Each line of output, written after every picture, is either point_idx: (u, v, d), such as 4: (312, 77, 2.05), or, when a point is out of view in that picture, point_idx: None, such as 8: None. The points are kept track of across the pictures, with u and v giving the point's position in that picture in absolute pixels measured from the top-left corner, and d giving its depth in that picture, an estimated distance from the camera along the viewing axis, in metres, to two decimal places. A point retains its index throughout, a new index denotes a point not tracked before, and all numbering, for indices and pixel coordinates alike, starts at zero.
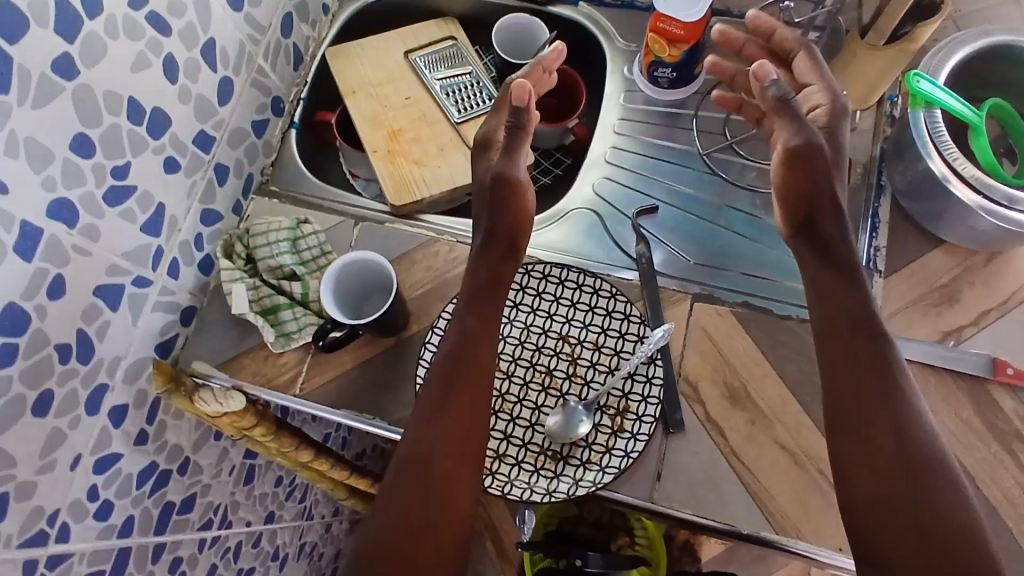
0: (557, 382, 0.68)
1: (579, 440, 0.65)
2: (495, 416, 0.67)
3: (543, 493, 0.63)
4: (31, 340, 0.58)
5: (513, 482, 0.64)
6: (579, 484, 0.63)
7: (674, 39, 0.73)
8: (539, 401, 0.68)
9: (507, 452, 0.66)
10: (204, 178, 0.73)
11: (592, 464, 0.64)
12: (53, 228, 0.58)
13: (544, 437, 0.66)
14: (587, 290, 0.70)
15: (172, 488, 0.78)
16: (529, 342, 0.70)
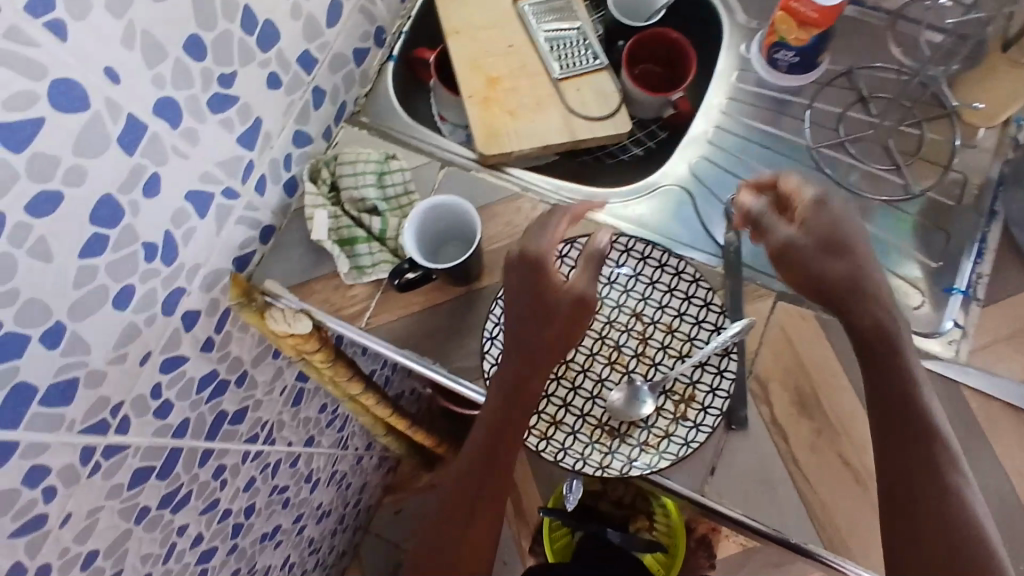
0: (625, 359, 0.67)
1: (640, 420, 0.64)
2: (556, 382, 0.67)
3: (596, 467, 0.62)
4: (121, 233, 0.59)
5: (566, 451, 0.64)
6: (633, 465, 0.62)
7: (804, 22, 0.69)
8: (603, 374, 0.67)
9: (563, 420, 0.66)
10: (301, 99, 0.73)
11: (650, 447, 0.63)
12: (156, 125, 0.58)
13: (604, 411, 0.65)
14: (669, 271, 0.68)
15: (227, 398, 0.80)
16: (601, 313, 0.69)
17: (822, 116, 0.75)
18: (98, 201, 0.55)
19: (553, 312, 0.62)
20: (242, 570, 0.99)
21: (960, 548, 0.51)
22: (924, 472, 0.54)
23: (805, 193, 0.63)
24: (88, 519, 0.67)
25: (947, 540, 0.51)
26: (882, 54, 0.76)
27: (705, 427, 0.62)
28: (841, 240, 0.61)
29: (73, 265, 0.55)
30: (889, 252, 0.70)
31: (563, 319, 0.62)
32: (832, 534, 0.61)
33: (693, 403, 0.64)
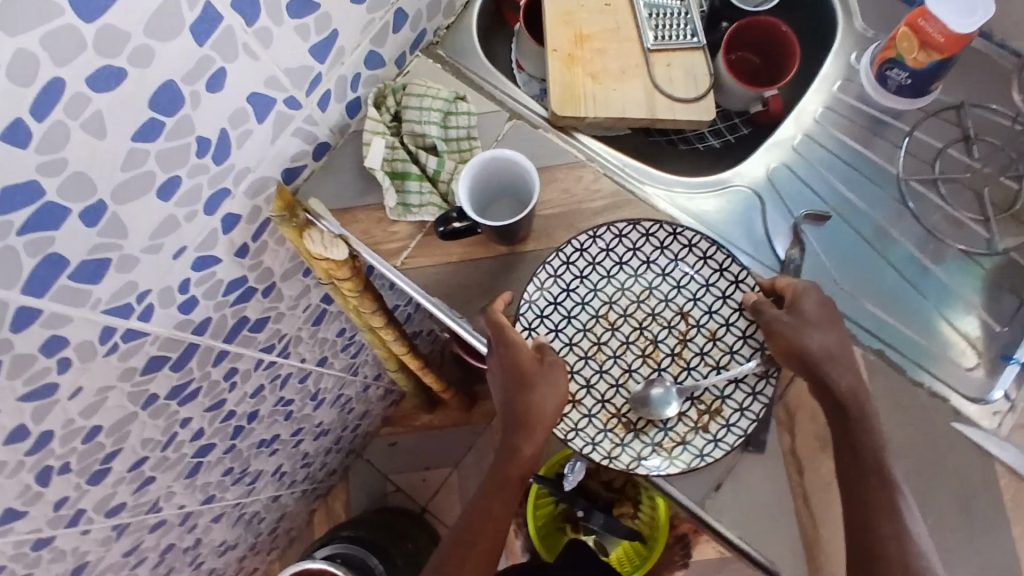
0: (658, 354, 0.65)
1: (660, 421, 0.62)
2: (584, 361, 0.65)
3: (604, 456, 0.62)
4: (177, 124, 0.57)
5: (577, 432, 0.62)
6: (640, 463, 0.61)
7: (927, 43, 0.64)
8: (633, 365, 0.65)
9: (582, 400, 0.64)
10: (382, 20, 0.69)
11: (661, 450, 0.61)
12: (232, 20, 0.55)
13: (625, 402, 0.64)
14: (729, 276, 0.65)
15: (251, 306, 0.80)
16: (646, 304, 0.66)
17: (920, 147, 0.70)
18: (160, 85, 0.54)
19: (528, 374, 0.61)
20: (235, 469, 1.01)
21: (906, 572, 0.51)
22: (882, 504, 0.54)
23: (796, 288, 0.61)
24: (98, 396, 0.68)
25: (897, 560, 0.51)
26: (1002, 95, 0.71)
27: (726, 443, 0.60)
28: (814, 312, 0.59)
29: (125, 146, 0.54)
30: (954, 304, 0.66)
31: (536, 387, 0.60)
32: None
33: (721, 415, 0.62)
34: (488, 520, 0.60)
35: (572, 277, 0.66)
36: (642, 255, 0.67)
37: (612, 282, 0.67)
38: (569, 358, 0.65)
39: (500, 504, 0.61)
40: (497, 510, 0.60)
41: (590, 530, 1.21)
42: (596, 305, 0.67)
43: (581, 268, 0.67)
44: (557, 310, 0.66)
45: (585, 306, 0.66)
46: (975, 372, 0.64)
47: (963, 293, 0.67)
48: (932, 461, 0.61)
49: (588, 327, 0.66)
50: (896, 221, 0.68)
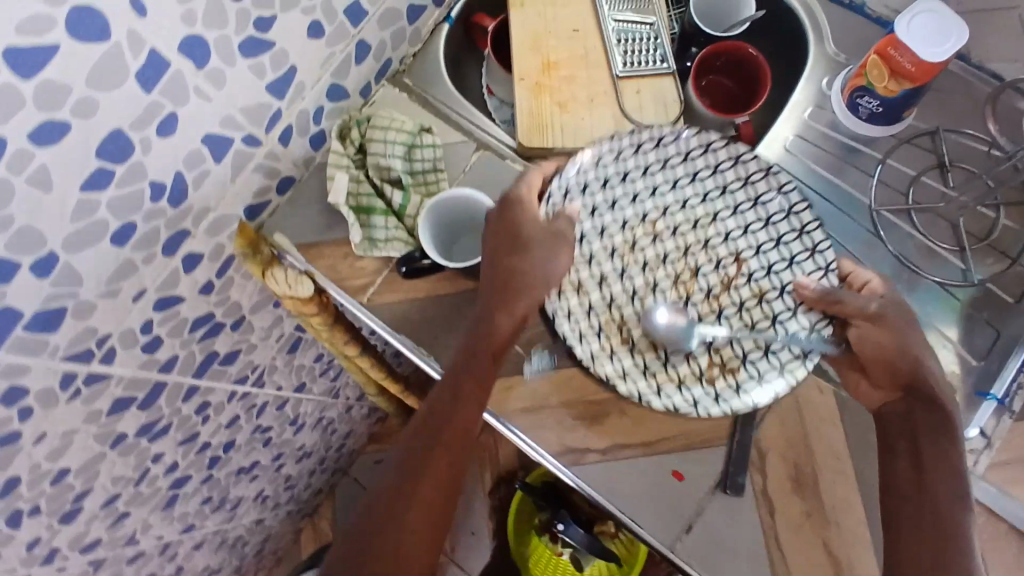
0: (694, 286, 0.64)
1: (663, 350, 0.62)
2: (614, 258, 0.66)
3: (585, 350, 0.63)
4: (129, 171, 0.56)
5: (567, 313, 0.64)
6: (619, 374, 0.62)
7: (897, 72, 0.62)
8: (659, 281, 0.65)
9: (588, 290, 0.65)
10: (343, 52, 0.68)
11: (649, 377, 0.62)
12: (181, 64, 0.54)
13: (631, 310, 0.64)
14: (804, 241, 0.63)
15: (221, 340, 0.79)
16: (704, 230, 0.65)
17: (893, 175, 0.69)
18: (108, 134, 0.52)
19: (529, 245, 0.63)
20: (214, 498, 1.00)
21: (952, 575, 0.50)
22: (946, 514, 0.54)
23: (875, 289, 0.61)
24: (62, 440, 0.67)
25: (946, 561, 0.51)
26: (979, 120, 0.69)
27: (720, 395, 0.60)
28: (915, 332, 0.59)
29: (73, 196, 0.53)
30: (928, 338, 0.65)
31: (536, 253, 0.63)
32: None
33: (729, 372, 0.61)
34: (462, 421, 0.59)
35: (637, 167, 0.67)
36: (724, 180, 0.65)
37: (676, 191, 0.66)
38: (598, 248, 0.66)
39: (481, 380, 0.61)
40: (475, 378, 0.60)
41: (567, 543, 1.16)
42: (648, 208, 0.66)
43: (649, 163, 0.67)
44: (605, 194, 0.67)
45: (636, 204, 0.66)
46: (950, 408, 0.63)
47: (937, 327, 0.65)
48: None
49: (631, 225, 0.66)
50: (867, 252, 0.68)
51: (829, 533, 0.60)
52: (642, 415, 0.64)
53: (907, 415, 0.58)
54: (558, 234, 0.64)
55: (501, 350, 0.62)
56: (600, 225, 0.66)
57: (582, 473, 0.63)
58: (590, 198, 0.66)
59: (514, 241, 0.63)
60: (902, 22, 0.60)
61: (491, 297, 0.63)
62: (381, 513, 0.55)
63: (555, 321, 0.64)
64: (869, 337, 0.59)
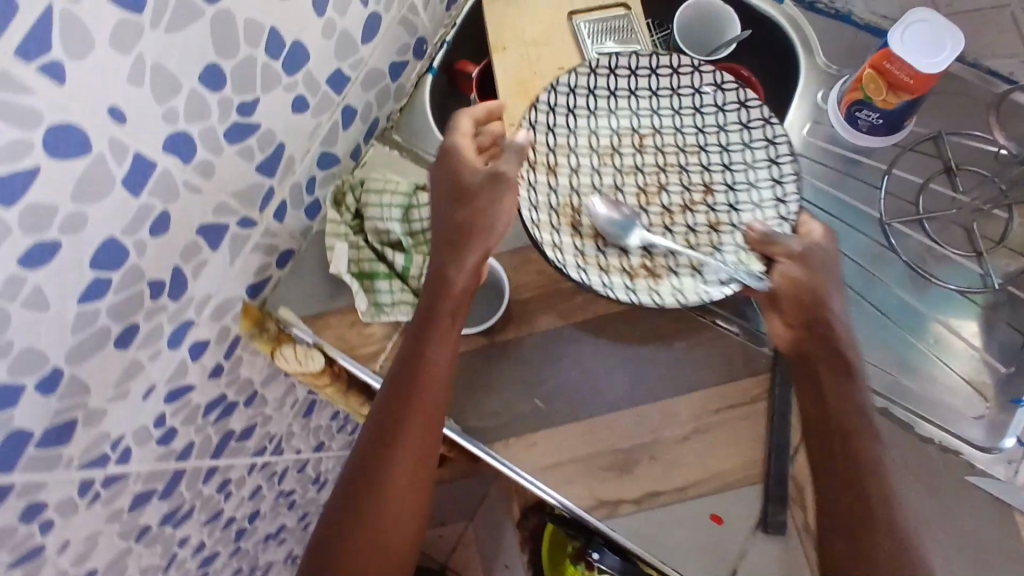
0: (657, 198, 0.69)
1: (606, 240, 0.67)
2: (594, 156, 0.70)
3: (530, 217, 0.67)
4: (125, 275, 0.54)
5: (530, 185, 0.68)
6: (552, 243, 0.66)
7: (896, 85, 0.61)
8: (623, 185, 0.70)
9: (559, 170, 0.70)
10: (329, 121, 0.67)
11: (582, 255, 0.66)
12: (167, 163, 0.52)
13: (583, 200, 0.69)
14: (767, 186, 0.67)
15: (235, 418, 0.78)
16: (684, 154, 0.70)
17: (900, 186, 0.68)
18: (100, 244, 0.51)
19: (465, 197, 0.63)
20: (244, 568, 0.99)
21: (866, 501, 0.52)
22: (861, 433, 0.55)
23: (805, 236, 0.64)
24: (86, 544, 0.66)
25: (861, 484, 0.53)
26: (981, 119, 0.68)
27: (639, 287, 0.64)
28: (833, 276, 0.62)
29: (71, 311, 0.52)
30: (951, 349, 0.65)
31: (476, 203, 0.63)
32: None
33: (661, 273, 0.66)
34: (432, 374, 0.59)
35: (648, 87, 0.70)
36: (721, 119, 0.69)
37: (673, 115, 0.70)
38: (584, 145, 0.70)
39: (439, 337, 0.61)
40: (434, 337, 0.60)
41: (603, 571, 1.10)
42: (643, 121, 0.71)
43: (663, 87, 0.70)
44: (606, 103, 0.70)
45: (635, 116, 0.71)
46: (983, 418, 0.63)
47: (958, 335, 0.66)
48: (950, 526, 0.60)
49: (622, 133, 0.71)
50: (877, 264, 0.67)
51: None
52: (674, 460, 0.63)
53: (818, 338, 0.60)
54: (495, 176, 0.64)
55: (460, 302, 0.62)
56: (591, 128, 0.70)
57: (618, 526, 0.62)
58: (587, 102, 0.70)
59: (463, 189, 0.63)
60: (896, 36, 0.59)
61: (443, 251, 0.63)
62: (362, 488, 0.56)
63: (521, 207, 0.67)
64: (790, 278, 0.62)
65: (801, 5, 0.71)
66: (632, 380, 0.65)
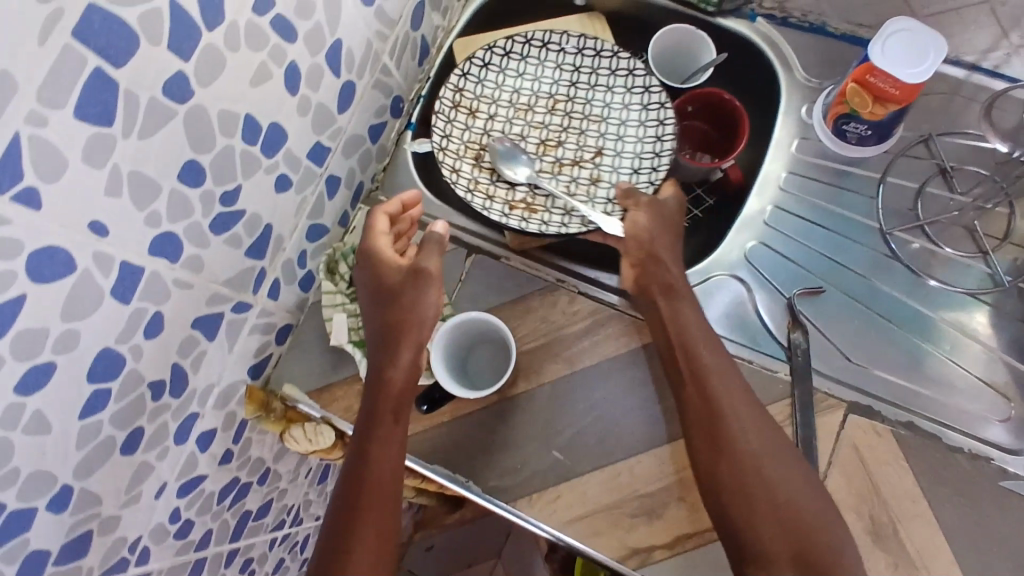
0: (554, 151, 0.72)
1: (498, 174, 0.70)
2: (508, 107, 0.72)
3: (440, 143, 0.71)
4: (124, 381, 0.53)
5: (447, 121, 0.71)
6: (452, 169, 0.70)
7: (882, 96, 0.60)
8: (526, 134, 0.72)
9: (478, 112, 0.72)
10: (314, 193, 0.66)
11: (475, 184, 0.70)
12: (155, 264, 0.52)
13: (486, 135, 0.72)
14: (647, 144, 0.70)
15: (250, 498, 0.76)
16: (587, 116, 0.72)
17: (897, 193, 0.68)
18: (96, 356, 0.50)
19: (389, 295, 0.63)
20: None
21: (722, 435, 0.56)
22: (714, 379, 0.58)
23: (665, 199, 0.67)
24: None
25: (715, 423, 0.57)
26: (968, 116, 0.67)
27: (510, 216, 0.69)
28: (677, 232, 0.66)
29: (74, 427, 0.50)
30: (962, 351, 0.64)
31: (402, 301, 0.62)
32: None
33: (535, 208, 0.69)
34: (382, 448, 0.58)
35: (574, 59, 0.72)
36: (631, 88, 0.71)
37: (589, 82, 0.72)
38: (502, 96, 0.72)
39: (382, 448, 0.58)
40: (377, 449, 0.58)
41: None
42: (559, 84, 0.72)
43: (590, 60, 0.72)
44: (534, 68, 0.72)
45: (554, 80, 0.72)
46: (1007, 420, 0.62)
47: (970, 336, 0.65)
48: (992, 536, 0.58)
49: (539, 92, 0.73)
50: (878, 272, 0.67)
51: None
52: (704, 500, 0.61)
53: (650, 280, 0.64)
54: (417, 271, 0.62)
55: (398, 404, 0.60)
56: (514, 87, 0.72)
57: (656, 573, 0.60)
58: (517, 65, 0.72)
59: (382, 270, 0.63)
60: (877, 49, 0.58)
61: (377, 353, 0.62)
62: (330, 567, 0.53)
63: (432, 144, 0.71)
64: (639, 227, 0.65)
65: (773, 23, 0.71)
66: (651, 420, 0.64)
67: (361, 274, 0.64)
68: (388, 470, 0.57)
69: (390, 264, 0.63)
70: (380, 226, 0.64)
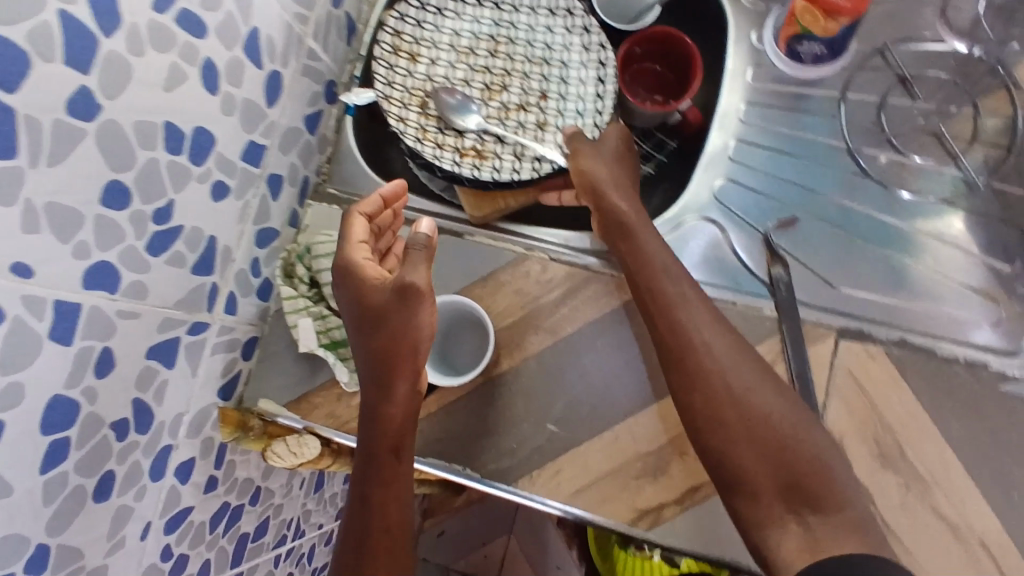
0: (499, 95, 0.69)
1: (446, 120, 0.67)
2: (451, 51, 0.69)
3: (383, 87, 0.66)
4: (83, 427, 0.50)
5: (388, 66, 0.67)
6: (397, 115, 0.66)
7: (833, 11, 0.58)
8: (471, 78, 0.69)
9: (421, 56, 0.68)
10: (257, 196, 0.62)
11: (422, 130, 0.66)
12: (93, 299, 0.48)
13: (430, 81, 0.68)
14: (592, 80, 0.68)
15: (246, 520, 0.72)
16: (530, 57, 0.69)
17: (860, 109, 0.66)
18: (46, 406, 0.46)
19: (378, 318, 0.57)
20: None
21: (695, 370, 0.54)
22: (682, 312, 0.57)
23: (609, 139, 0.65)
24: None
25: (690, 360, 0.55)
26: (919, 21, 0.65)
27: (461, 162, 0.66)
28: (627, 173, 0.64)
29: (37, 483, 0.47)
30: (946, 260, 0.63)
31: (391, 324, 0.56)
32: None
33: (487, 154, 0.67)
34: (386, 479, 0.56)
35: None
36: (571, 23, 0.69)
37: (529, 22, 0.69)
38: (443, 39, 0.69)
39: (384, 490, 0.56)
40: (381, 493, 0.56)
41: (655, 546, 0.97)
42: (499, 25, 0.70)
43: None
44: (473, 9, 0.70)
45: (494, 22, 0.70)
46: (999, 323, 0.61)
47: (950, 244, 0.63)
48: (997, 441, 0.58)
49: (479, 34, 0.70)
50: (852, 192, 0.65)
51: (939, 500, 0.56)
52: None
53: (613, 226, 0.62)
54: (404, 287, 0.55)
55: (400, 437, 0.57)
56: (454, 29, 0.69)
57: (670, 531, 0.58)
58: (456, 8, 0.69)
59: (363, 289, 0.57)
60: None
61: (373, 382, 0.58)
62: None
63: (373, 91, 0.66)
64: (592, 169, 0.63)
65: None
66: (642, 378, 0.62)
67: (341, 293, 0.59)
68: (391, 515, 0.56)
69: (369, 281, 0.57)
70: (356, 234, 0.60)
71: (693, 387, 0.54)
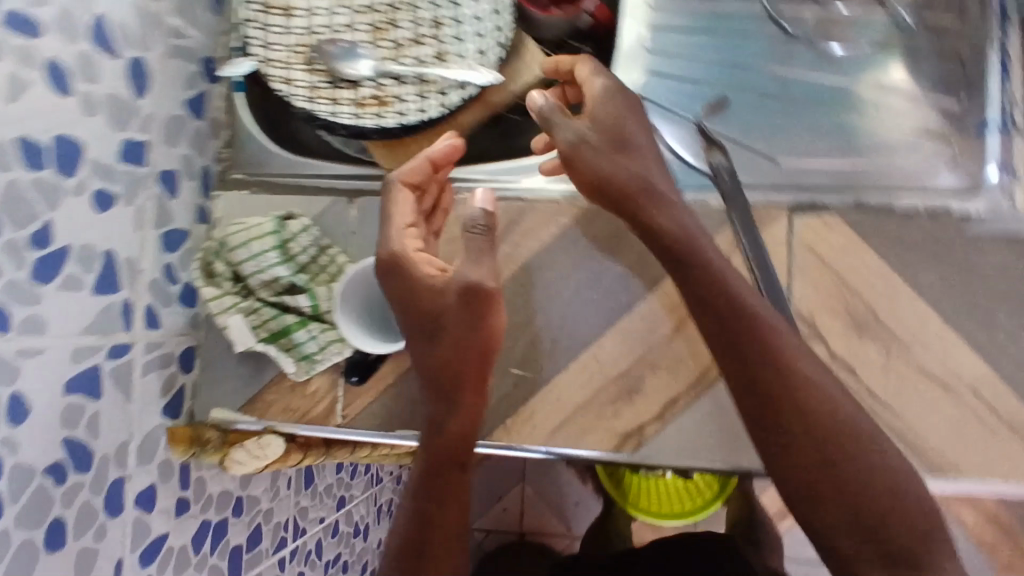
0: (390, 32, 0.61)
1: (335, 73, 0.60)
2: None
3: (260, 52, 0.61)
4: (12, 480, 0.45)
5: (262, 28, 0.61)
6: (281, 78, 0.60)
7: None
8: (356, 20, 0.62)
9: (296, 9, 0.62)
10: (150, 198, 0.57)
11: (311, 88, 0.60)
12: None
13: (311, 33, 0.61)
14: None
15: (233, 533, 0.69)
16: None
17: None
18: None
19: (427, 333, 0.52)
20: None
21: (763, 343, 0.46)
22: (730, 286, 0.48)
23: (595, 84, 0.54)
24: None
25: (751, 334, 0.47)
26: None
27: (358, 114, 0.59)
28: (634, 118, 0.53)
29: None
30: (893, 108, 0.59)
31: (454, 331, 0.51)
32: (950, 473, 0.53)
33: (389, 100, 0.60)
34: (448, 493, 0.50)
35: None
36: None
37: None
38: None
39: (449, 521, 0.49)
40: (442, 510, 0.49)
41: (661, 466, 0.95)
42: None
43: None
44: None
45: None
46: (957, 162, 0.58)
47: (893, 93, 0.59)
48: (972, 284, 0.55)
49: None
50: (782, 58, 0.61)
51: (922, 357, 0.55)
52: (681, 356, 0.57)
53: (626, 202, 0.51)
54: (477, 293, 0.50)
55: (462, 453, 0.52)
56: None
57: (659, 447, 0.56)
58: None
59: (424, 292, 0.51)
60: None
61: (432, 398, 0.52)
62: None
63: (246, 58, 0.61)
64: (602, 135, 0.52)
65: None
66: (599, 300, 0.59)
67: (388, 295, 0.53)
68: (451, 569, 0.48)
69: (428, 287, 0.51)
70: (395, 224, 0.54)
71: (785, 373, 0.46)
